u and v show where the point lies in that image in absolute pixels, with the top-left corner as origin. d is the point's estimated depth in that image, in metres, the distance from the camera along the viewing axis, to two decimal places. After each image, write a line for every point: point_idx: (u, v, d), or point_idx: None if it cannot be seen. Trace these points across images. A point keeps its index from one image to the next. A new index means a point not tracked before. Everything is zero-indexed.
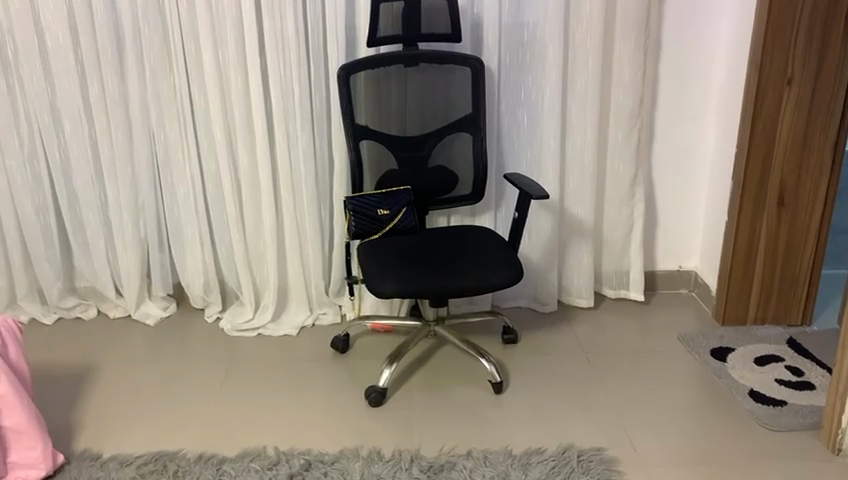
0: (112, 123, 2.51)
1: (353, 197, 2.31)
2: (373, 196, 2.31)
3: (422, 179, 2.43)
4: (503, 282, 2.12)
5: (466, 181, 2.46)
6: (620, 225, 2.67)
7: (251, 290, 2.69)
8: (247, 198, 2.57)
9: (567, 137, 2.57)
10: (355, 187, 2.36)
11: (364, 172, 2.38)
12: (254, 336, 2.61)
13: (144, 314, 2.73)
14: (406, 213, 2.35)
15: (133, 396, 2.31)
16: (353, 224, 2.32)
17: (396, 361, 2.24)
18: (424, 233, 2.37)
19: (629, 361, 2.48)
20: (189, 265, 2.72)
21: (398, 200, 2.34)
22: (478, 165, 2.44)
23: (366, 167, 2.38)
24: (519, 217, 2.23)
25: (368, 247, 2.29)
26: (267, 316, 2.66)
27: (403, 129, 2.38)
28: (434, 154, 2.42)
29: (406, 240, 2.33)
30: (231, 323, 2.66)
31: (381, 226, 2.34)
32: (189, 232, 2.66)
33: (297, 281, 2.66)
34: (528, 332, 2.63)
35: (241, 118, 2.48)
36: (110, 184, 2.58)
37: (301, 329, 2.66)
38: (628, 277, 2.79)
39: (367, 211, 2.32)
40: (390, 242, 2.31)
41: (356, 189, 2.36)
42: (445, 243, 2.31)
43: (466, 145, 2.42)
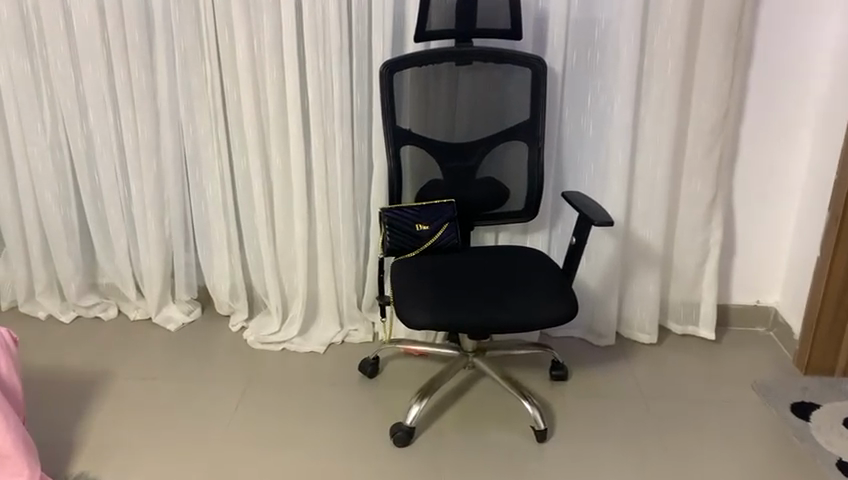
0: (137, 113, 2.32)
1: (388, 209, 2.07)
2: (413, 208, 2.06)
3: (469, 193, 2.16)
4: (553, 318, 1.84)
5: (519, 196, 2.19)
6: (692, 253, 2.37)
7: (279, 300, 2.47)
8: (278, 201, 2.36)
9: (637, 150, 2.26)
10: (393, 196, 2.11)
11: (404, 182, 2.13)
12: (278, 351, 2.41)
13: (165, 317, 2.55)
14: (449, 229, 2.09)
15: (142, 412, 2.14)
16: (387, 239, 2.08)
17: (426, 397, 1.99)
18: (468, 252, 2.11)
19: (693, 411, 2.19)
20: (214, 269, 2.52)
21: (442, 213, 2.08)
22: (533, 178, 2.15)
23: (406, 176, 2.13)
24: (576, 243, 1.95)
25: (403, 266, 2.04)
26: (293, 329, 2.45)
27: (450, 134, 2.12)
28: (483, 165, 2.15)
29: (445, 259, 2.07)
30: (255, 334, 2.46)
31: (419, 243, 2.09)
32: (216, 235, 2.47)
33: (328, 293, 2.45)
34: (579, 368, 2.35)
35: (274, 114, 2.25)
36: (135, 179, 2.40)
37: (329, 346, 2.44)
38: (697, 311, 2.47)
39: (404, 225, 2.07)
40: (428, 261, 2.06)
41: (395, 199, 2.12)
42: (489, 265, 2.04)
43: (520, 156, 2.15)
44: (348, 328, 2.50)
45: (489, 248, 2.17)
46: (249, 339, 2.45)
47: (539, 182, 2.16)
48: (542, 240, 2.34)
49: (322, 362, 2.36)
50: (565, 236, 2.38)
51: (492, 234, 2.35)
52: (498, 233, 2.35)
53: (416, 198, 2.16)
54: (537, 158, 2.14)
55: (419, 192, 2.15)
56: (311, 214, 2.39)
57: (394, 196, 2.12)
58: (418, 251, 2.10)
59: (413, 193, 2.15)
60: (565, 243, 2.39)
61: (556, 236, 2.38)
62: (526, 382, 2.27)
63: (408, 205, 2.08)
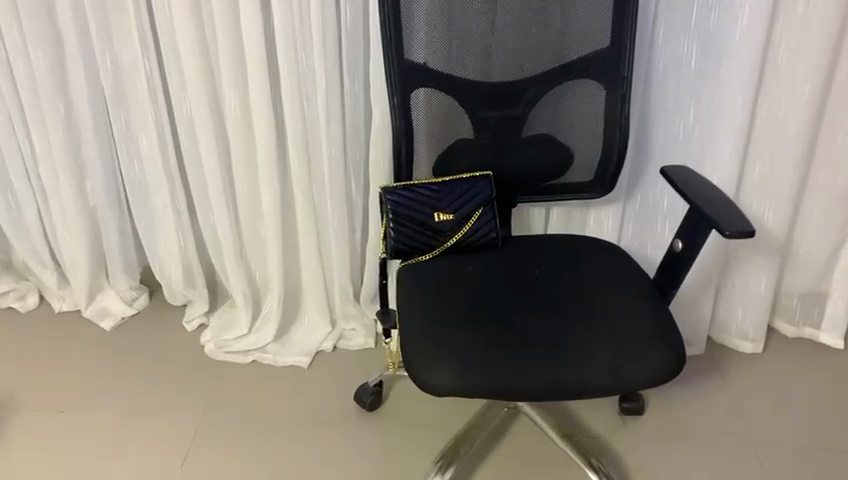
0: (28, 37, 1.59)
1: (392, 190, 1.39)
2: (429, 186, 1.40)
3: (509, 160, 1.48)
4: (649, 377, 1.19)
5: (585, 163, 1.49)
6: (818, 232, 1.70)
7: (247, 293, 1.82)
8: (238, 162, 1.67)
9: (763, 90, 1.53)
10: (401, 170, 1.43)
11: (417, 146, 1.42)
12: (248, 362, 1.79)
13: (100, 309, 1.92)
14: (483, 219, 1.42)
15: (56, 462, 1.54)
16: (391, 232, 1.40)
17: (450, 467, 1.38)
18: (508, 253, 1.44)
19: (823, 459, 1.56)
20: (161, 248, 1.87)
21: (472, 194, 1.41)
22: (608, 136, 1.45)
23: (419, 138, 1.42)
24: (684, 251, 1.27)
25: (414, 277, 1.37)
26: (269, 333, 1.81)
27: (486, 71, 1.38)
28: (532, 117, 1.44)
29: (476, 265, 1.40)
30: (215, 339, 1.82)
31: (438, 239, 1.41)
32: (159, 206, 1.80)
33: (314, 281, 1.81)
34: (657, 391, 1.72)
35: (224, 38, 1.52)
36: (37, 130, 1.71)
37: (317, 355, 1.82)
38: (819, 308, 1.81)
39: (416, 214, 1.39)
40: (450, 268, 1.39)
41: (403, 173, 1.43)
42: (544, 278, 1.37)
43: (593, 104, 1.43)
44: (341, 326, 1.86)
45: (539, 240, 1.49)
46: (206, 344, 1.82)
47: (618, 142, 1.46)
48: (614, 219, 1.67)
49: (306, 381, 1.74)
50: (644, 211, 1.69)
51: (546, 212, 1.68)
52: (553, 212, 1.67)
53: (435, 173, 1.46)
54: (617, 108, 1.43)
55: (437, 161, 1.45)
56: (284, 179, 1.71)
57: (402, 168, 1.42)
58: (437, 252, 1.41)
59: (430, 162, 1.44)
60: (644, 221, 1.70)
61: (630, 209, 1.70)
62: (587, 419, 1.64)
63: (422, 182, 1.40)
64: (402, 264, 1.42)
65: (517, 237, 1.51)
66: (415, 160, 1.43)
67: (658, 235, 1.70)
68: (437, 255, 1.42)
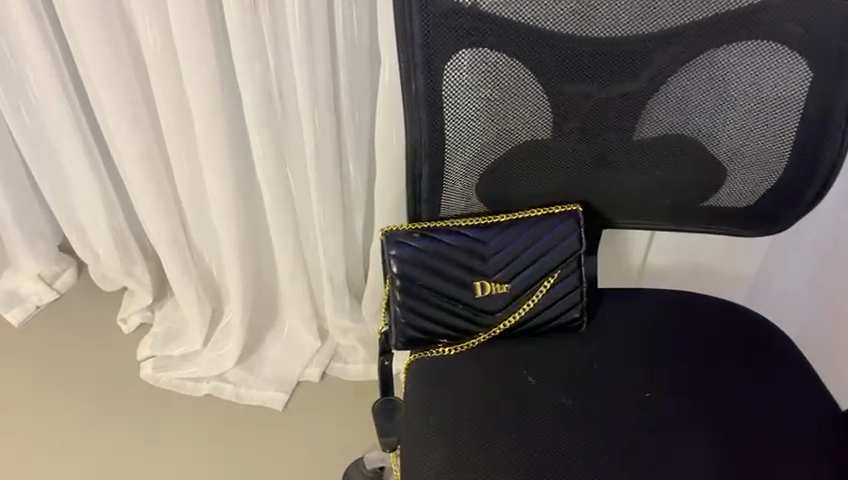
0: None
1: (402, 238, 0.78)
2: (466, 232, 0.79)
3: (610, 175, 0.85)
4: None
5: (743, 183, 0.85)
6: None
7: (201, 294, 1.28)
8: (168, 124, 1.06)
9: None
10: (420, 194, 0.82)
11: (452, 153, 0.79)
12: (200, 394, 1.28)
13: (8, 293, 1.40)
14: (560, 287, 0.82)
15: None
16: (398, 308, 0.80)
17: None
18: (597, 339, 0.85)
19: None
20: (80, 219, 1.31)
21: (546, 246, 0.80)
22: (801, 144, 0.80)
23: (457, 141, 0.79)
24: None
25: (434, 390, 0.79)
26: (229, 356, 1.27)
27: (588, 18, 0.72)
28: (653, 108, 0.79)
29: (540, 368, 0.81)
30: (157, 356, 1.31)
31: (480, 323, 0.81)
32: (70, 168, 1.22)
33: (293, 286, 1.24)
34: None
35: None
36: None
37: (298, 386, 1.30)
38: None
39: (443, 281, 0.79)
40: (497, 374, 0.80)
41: (423, 198, 0.82)
42: (658, 410, 0.79)
43: (774, 88, 0.77)
44: (335, 340, 1.32)
45: (644, 306, 0.89)
46: (143, 364, 1.31)
47: (818, 162, 0.81)
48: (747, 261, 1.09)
49: (280, 434, 1.25)
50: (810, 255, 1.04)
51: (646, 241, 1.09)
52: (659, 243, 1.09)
53: (484, 197, 0.84)
54: (829, 106, 0.77)
55: (487, 177, 0.82)
56: (245, 149, 1.10)
57: (423, 194, 0.79)
58: (476, 341, 0.83)
59: (474, 178, 0.82)
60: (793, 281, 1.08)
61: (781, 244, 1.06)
62: None
63: (456, 221, 0.79)
64: (414, 355, 0.83)
65: (609, 293, 0.91)
66: (446, 175, 0.80)
67: (811, 304, 1.06)
68: (477, 343, 0.83)
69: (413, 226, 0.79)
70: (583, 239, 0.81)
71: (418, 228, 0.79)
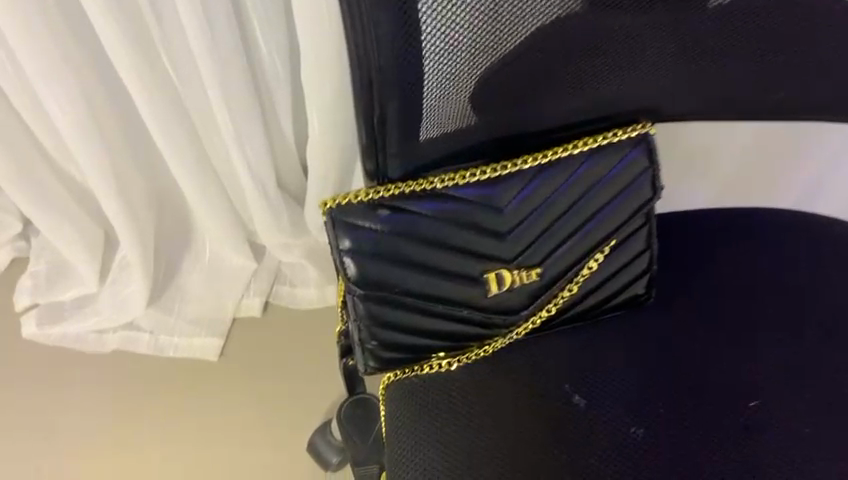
0: None
1: (360, 215, 0.46)
2: (470, 191, 0.46)
3: (700, 70, 0.48)
4: None
5: None
6: None
7: (82, 225, 0.93)
8: None
9: None
10: (368, 154, 0.44)
11: (434, 80, 0.41)
12: (105, 349, 0.98)
13: None
14: (616, 256, 0.52)
15: None
16: (362, 323, 0.49)
17: None
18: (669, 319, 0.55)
19: None
20: None
21: (598, 202, 0.49)
22: None
23: (442, 55, 0.39)
24: None
25: (430, 435, 0.50)
26: (135, 300, 0.96)
27: None
28: None
29: (590, 377, 0.53)
30: (41, 306, 0.98)
31: (495, 329, 0.51)
32: None
33: (208, 206, 0.90)
34: None
35: None
36: None
37: (233, 323, 1.01)
38: None
39: (434, 276, 0.48)
40: (526, 397, 0.52)
41: (375, 161, 0.44)
42: (778, 426, 0.51)
43: None
44: (275, 259, 1.01)
45: (730, 252, 0.59)
46: (26, 317, 0.99)
47: None
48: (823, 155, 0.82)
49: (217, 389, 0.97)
50: None
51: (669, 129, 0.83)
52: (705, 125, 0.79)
53: (492, 131, 0.46)
54: None
55: (495, 109, 0.44)
56: (61, 11, 0.70)
57: (388, 146, 0.43)
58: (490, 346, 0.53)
59: (471, 113, 0.44)
60: None
61: None
62: None
63: (449, 175, 0.46)
64: (401, 376, 0.54)
65: (675, 233, 0.60)
66: (424, 118, 0.42)
67: None
68: (489, 350, 0.54)
69: (377, 191, 0.46)
70: (656, 186, 0.50)
71: (385, 194, 0.46)
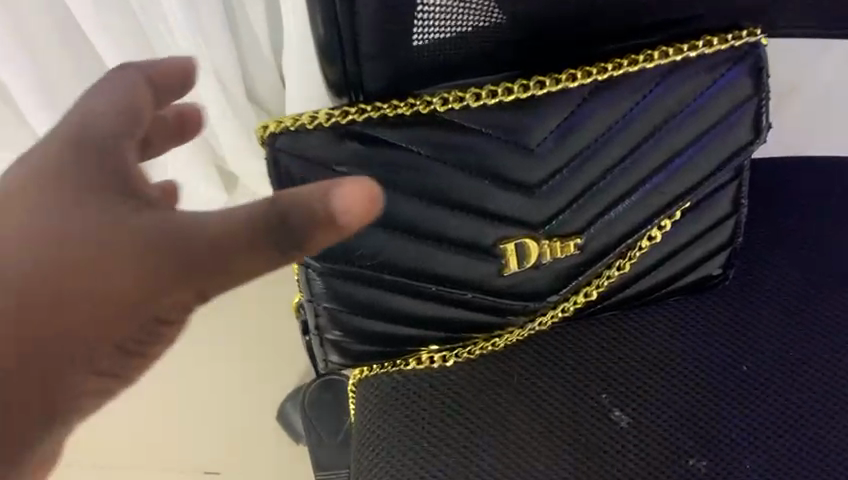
0: None
1: (316, 147, 0.30)
2: (482, 120, 0.30)
3: None
4: None
5: None
6: None
7: None
8: None
9: None
10: (328, 53, 0.28)
11: None
12: None
13: None
14: (688, 222, 0.36)
15: None
16: (321, 303, 0.34)
17: None
18: (761, 304, 0.39)
19: None
20: None
21: (673, 143, 0.33)
22: None
23: None
24: None
25: (413, 459, 0.37)
26: None
27: None
28: None
29: (645, 387, 0.37)
30: None
31: (510, 318, 0.36)
32: None
33: None
34: None
35: None
36: None
37: None
38: None
39: (426, 241, 0.33)
40: (549, 407, 0.37)
41: (337, 64, 0.29)
42: None
43: None
44: None
45: None
46: None
47: None
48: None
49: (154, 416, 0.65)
50: None
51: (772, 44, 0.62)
52: None
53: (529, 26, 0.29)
54: None
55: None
56: None
57: (358, 36, 0.27)
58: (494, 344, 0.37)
59: (498, 8, 0.28)
60: None
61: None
62: None
63: (455, 92, 0.30)
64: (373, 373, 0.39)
65: (778, 176, 0.43)
66: None
67: None
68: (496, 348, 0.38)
69: (343, 113, 0.30)
70: (759, 125, 0.34)
71: (355, 117, 0.30)
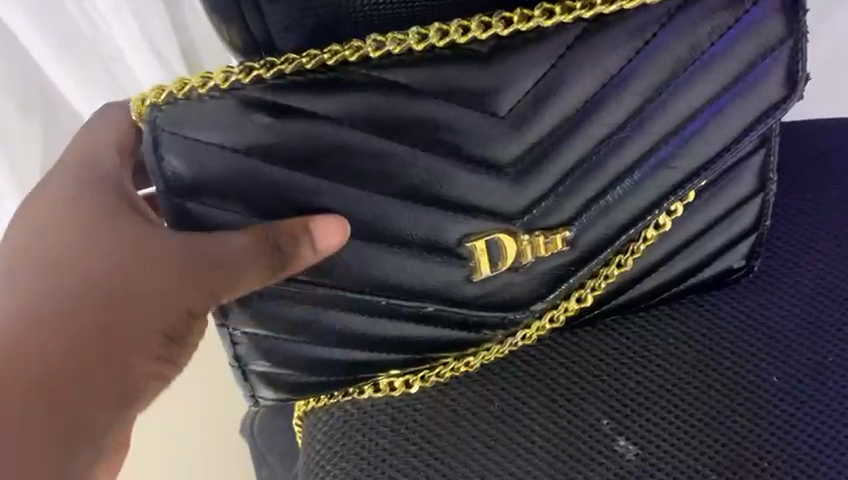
0: None
1: (212, 123, 0.22)
2: (433, 79, 0.23)
3: None
4: None
5: None
6: None
7: None
8: None
9: None
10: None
11: None
12: None
13: None
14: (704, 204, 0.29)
15: None
16: (239, 329, 0.27)
17: None
18: (805, 304, 0.31)
19: None
20: None
21: (687, 104, 0.26)
22: None
23: None
24: None
25: None
26: None
27: None
28: None
29: (660, 405, 0.29)
30: None
31: (485, 336, 0.29)
32: None
33: None
34: None
35: None
36: None
37: None
38: None
39: (369, 239, 0.25)
40: (546, 448, 0.28)
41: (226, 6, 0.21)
42: None
43: None
44: None
45: None
46: None
47: None
48: None
49: None
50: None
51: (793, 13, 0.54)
52: None
53: None
54: None
55: None
56: None
57: None
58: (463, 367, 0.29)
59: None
60: None
61: None
62: None
63: (394, 34, 0.22)
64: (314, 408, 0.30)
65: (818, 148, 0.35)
66: None
67: None
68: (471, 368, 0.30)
69: (246, 69, 0.22)
70: (795, 78, 0.26)
71: (261, 73, 0.22)
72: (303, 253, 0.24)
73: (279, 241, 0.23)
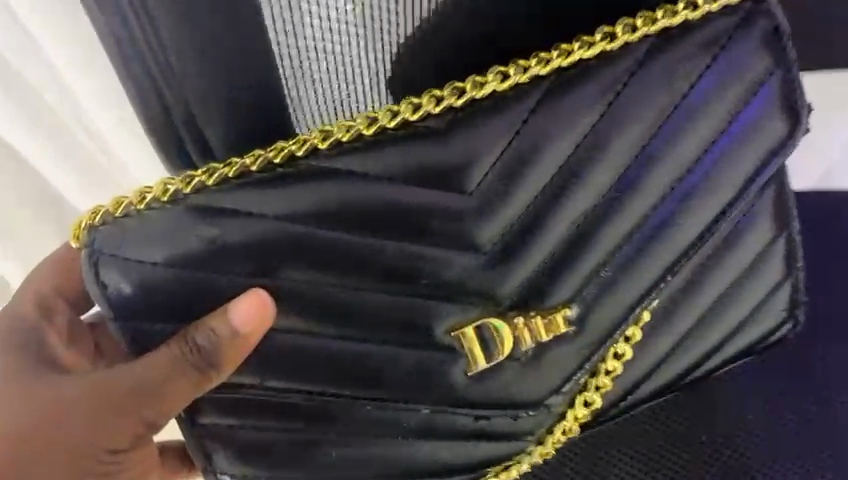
0: None
1: (157, 239, 0.20)
2: (391, 161, 0.21)
3: None
4: None
5: None
6: None
7: None
8: None
9: None
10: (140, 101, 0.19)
11: None
12: None
13: None
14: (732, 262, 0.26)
15: None
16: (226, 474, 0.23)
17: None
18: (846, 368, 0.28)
19: None
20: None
21: (684, 156, 0.23)
22: None
23: None
24: None
25: None
26: None
27: None
28: None
29: None
30: None
31: (512, 443, 0.26)
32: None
33: None
34: None
35: None
36: None
37: None
38: None
39: (359, 344, 0.22)
40: None
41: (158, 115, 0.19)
42: None
43: None
44: None
45: None
46: None
47: None
48: None
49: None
50: None
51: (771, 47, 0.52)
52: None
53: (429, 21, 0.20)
54: None
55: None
56: None
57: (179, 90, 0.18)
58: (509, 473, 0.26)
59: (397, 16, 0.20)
60: None
61: None
62: None
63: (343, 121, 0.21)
64: None
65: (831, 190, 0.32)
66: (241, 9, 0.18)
67: None
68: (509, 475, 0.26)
69: (186, 178, 0.20)
70: (796, 107, 0.24)
71: (202, 181, 0.20)
72: (224, 344, 0.20)
73: (195, 340, 0.20)
